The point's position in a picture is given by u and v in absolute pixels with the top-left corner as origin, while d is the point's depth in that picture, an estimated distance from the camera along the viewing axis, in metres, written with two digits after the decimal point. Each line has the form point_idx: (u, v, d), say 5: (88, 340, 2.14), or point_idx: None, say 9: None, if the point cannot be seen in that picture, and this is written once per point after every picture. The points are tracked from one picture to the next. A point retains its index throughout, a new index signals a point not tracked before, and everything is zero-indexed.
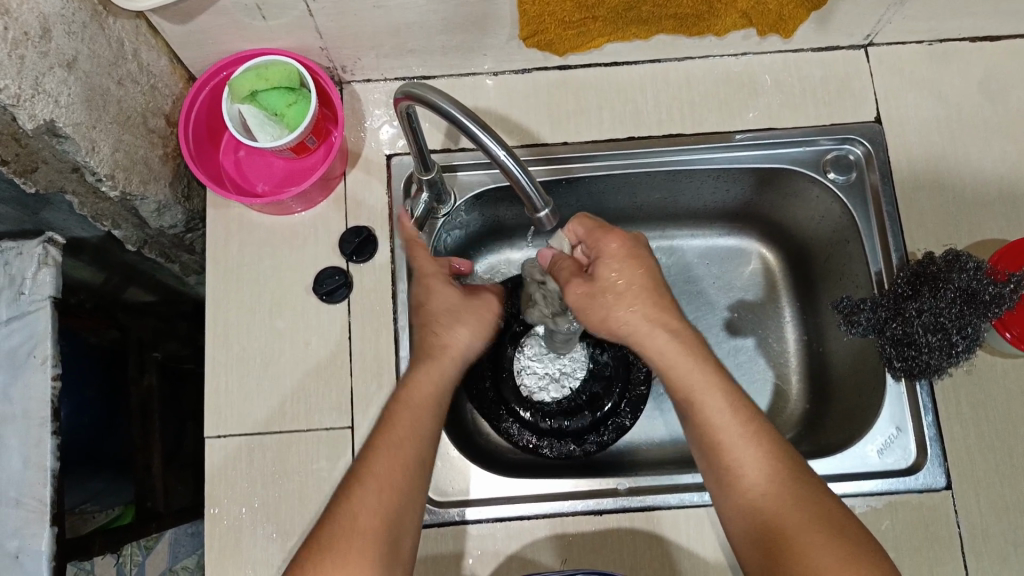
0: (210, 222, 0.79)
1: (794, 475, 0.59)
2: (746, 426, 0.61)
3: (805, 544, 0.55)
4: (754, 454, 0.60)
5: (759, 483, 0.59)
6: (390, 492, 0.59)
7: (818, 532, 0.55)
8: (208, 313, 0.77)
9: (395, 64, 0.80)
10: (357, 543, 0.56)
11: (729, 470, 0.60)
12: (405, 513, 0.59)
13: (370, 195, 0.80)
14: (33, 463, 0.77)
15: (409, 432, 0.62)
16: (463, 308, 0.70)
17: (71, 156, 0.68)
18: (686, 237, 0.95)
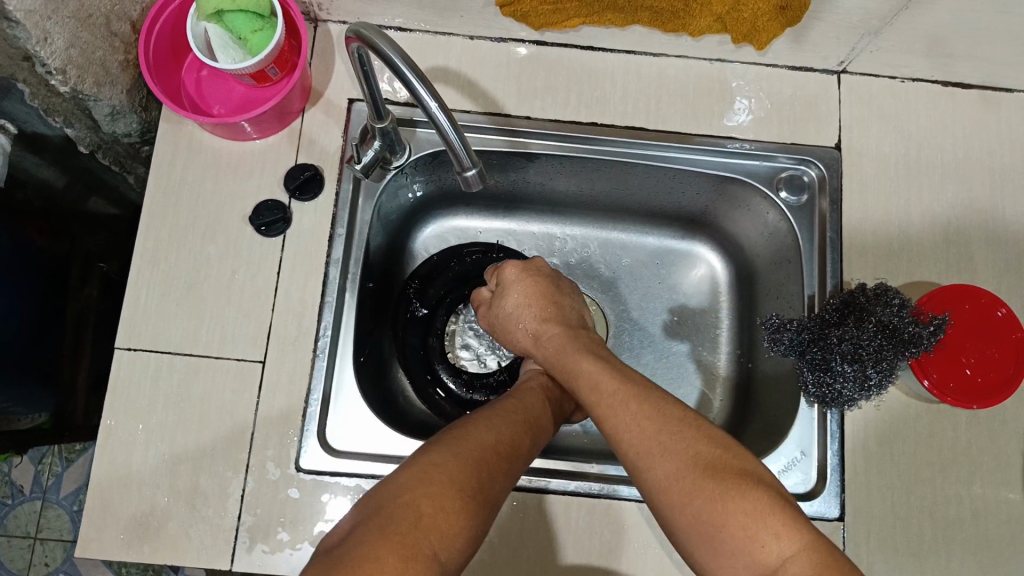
0: (160, 136, 0.78)
1: (640, 393, 0.59)
2: (635, 402, 0.59)
3: (652, 452, 0.55)
4: (612, 385, 0.61)
5: (647, 455, 0.55)
6: (477, 460, 0.54)
7: (654, 426, 0.56)
8: (142, 225, 0.76)
9: (369, 10, 0.79)
10: (442, 491, 0.50)
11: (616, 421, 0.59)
12: (494, 483, 0.54)
13: (324, 136, 0.80)
14: None
15: (500, 429, 0.60)
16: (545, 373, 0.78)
17: (22, 43, 0.67)
18: (639, 234, 0.95)
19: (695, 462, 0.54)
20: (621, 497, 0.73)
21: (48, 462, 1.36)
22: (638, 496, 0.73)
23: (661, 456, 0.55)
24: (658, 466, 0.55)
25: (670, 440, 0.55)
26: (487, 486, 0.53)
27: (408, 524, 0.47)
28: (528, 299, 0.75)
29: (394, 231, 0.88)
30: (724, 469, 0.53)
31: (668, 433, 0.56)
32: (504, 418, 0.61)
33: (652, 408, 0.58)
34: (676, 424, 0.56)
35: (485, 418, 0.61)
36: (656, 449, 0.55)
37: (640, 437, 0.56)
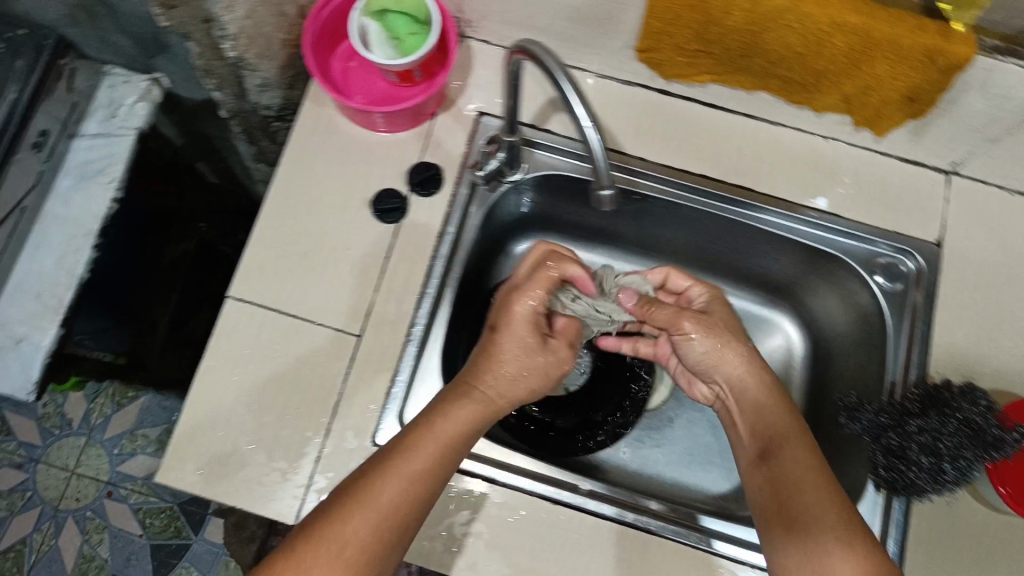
0: (302, 113, 0.84)
1: (800, 428, 0.66)
2: (804, 452, 0.64)
3: (796, 479, 0.62)
4: (781, 412, 0.68)
5: (798, 495, 0.61)
6: (435, 464, 0.60)
7: (809, 461, 0.63)
8: (272, 190, 0.81)
9: (516, 34, 0.84)
10: (392, 497, 0.56)
11: (776, 462, 0.65)
12: (435, 484, 0.60)
13: (451, 141, 0.84)
14: (66, 267, 0.84)
15: (460, 425, 0.62)
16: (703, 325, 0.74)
17: (209, 6, 0.72)
18: (723, 292, 0.97)
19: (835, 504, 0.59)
20: (713, 550, 0.74)
21: (101, 403, 1.41)
22: (692, 542, 0.73)
23: (803, 486, 0.61)
24: (792, 486, 0.62)
25: (818, 474, 0.62)
26: (431, 489, 0.59)
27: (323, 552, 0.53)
28: (716, 302, 0.78)
29: (494, 242, 0.92)
30: (854, 514, 0.59)
31: (815, 468, 0.62)
32: (445, 424, 0.62)
33: (816, 462, 0.63)
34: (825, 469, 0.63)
35: (442, 404, 0.64)
36: (805, 483, 0.61)
37: (804, 461, 0.63)
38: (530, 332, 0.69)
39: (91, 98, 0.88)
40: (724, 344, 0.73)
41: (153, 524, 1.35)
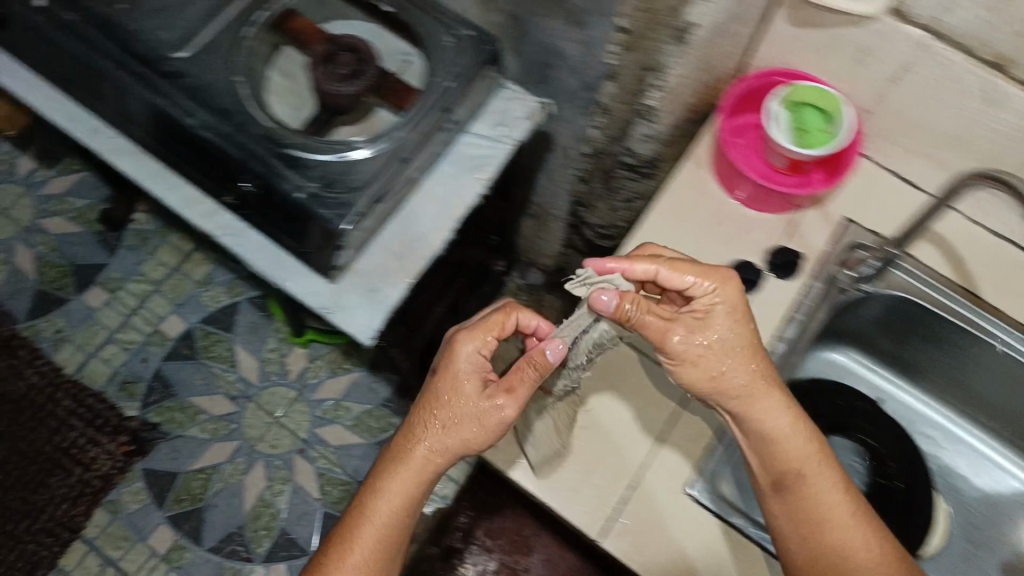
0: (681, 170, 0.90)
1: (773, 442, 0.72)
2: (840, 484, 0.72)
3: (822, 515, 0.70)
4: (735, 378, 0.73)
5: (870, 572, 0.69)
6: (416, 492, 0.74)
7: (829, 483, 0.72)
8: (638, 230, 0.87)
9: (906, 155, 0.90)
10: (387, 522, 0.73)
11: (801, 500, 0.71)
12: (408, 516, 0.75)
13: (814, 234, 0.88)
14: (428, 240, 0.91)
15: (425, 434, 0.74)
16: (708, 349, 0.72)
17: (664, 55, 0.79)
18: (1008, 470, 0.97)
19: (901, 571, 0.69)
20: None
21: (318, 365, 1.48)
22: None
23: (833, 523, 0.70)
24: (820, 534, 0.71)
25: (845, 504, 0.71)
26: (398, 527, 0.74)
27: (381, 532, 0.73)
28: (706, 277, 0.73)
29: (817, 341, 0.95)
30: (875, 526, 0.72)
31: (844, 495, 0.71)
32: (443, 437, 0.74)
33: (824, 470, 0.72)
34: (829, 458, 0.73)
35: (412, 423, 0.76)
36: (874, 560, 0.69)
37: (863, 526, 0.70)
38: (492, 333, 0.77)
39: (486, 104, 0.97)
40: (731, 352, 0.73)
41: (331, 493, 1.39)
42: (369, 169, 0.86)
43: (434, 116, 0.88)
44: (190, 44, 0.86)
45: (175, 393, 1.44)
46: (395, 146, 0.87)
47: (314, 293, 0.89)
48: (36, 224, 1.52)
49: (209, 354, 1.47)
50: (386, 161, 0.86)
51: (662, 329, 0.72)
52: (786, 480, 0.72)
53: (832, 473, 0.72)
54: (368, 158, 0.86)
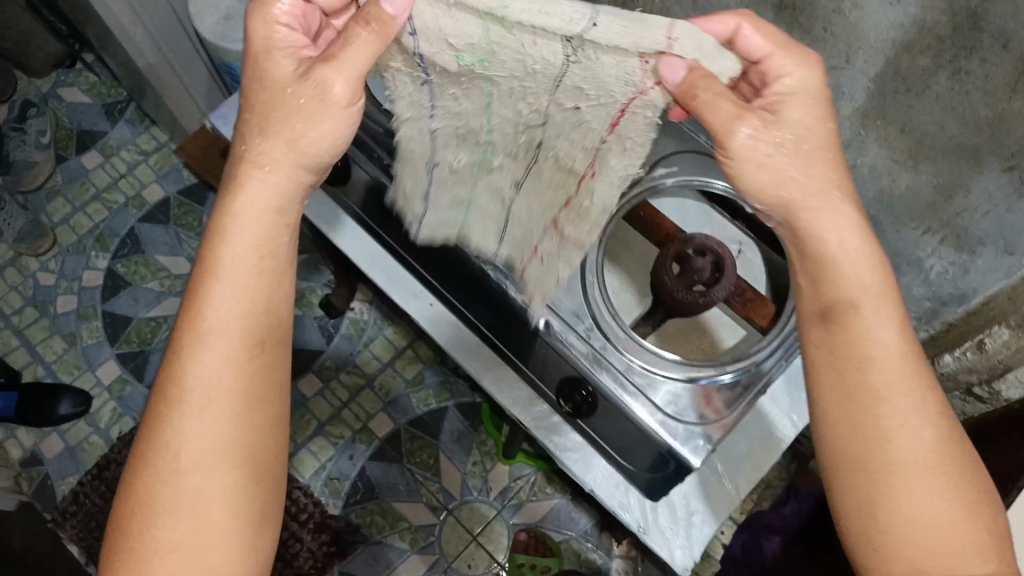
0: None
1: (862, 262, 0.60)
2: (910, 365, 0.58)
3: (861, 333, 0.59)
4: (858, 270, 0.60)
5: (906, 377, 0.58)
6: (253, 336, 0.59)
7: (932, 442, 0.56)
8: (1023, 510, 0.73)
9: None
10: (193, 375, 0.57)
11: (852, 306, 0.59)
12: (277, 322, 0.61)
13: None
14: (755, 460, 0.83)
15: (256, 217, 0.61)
16: (789, 171, 0.61)
17: None
18: None
19: (949, 448, 0.57)
20: None
21: (520, 487, 1.43)
22: None
23: (878, 361, 0.58)
24: (896, 471, 0.56)
25: (946, 453, 0.56)
26: (262, 345, 0.59)
27: (243, 428, 0.57)
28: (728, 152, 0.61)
29: None
30: (960, 459, 0.57)
31: (934, 446, 0.56)
32: (274, 142, 0.62)
33: (913, 333, 0.59)
34: (920, 372, 0.58)
35: (224, 228, 0.60)
36: (875, 300, 0.59)
37: (904, 333, 0.59)
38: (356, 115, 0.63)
39: None
40: (830, 188, 0.61)
41: None
42: (725, 399, 0.78)
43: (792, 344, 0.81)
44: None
45: (378, 496, 1.42)
46: (750, 374, 0.80)
47: (628, 508, 0.83)
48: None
49: (414, 459, 1.45)
50: (740, 391, 0.79)
51: (732, 119, 0.60)
52: (845, 354, 0.59)
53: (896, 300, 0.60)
54: (722, 386, 0.78)
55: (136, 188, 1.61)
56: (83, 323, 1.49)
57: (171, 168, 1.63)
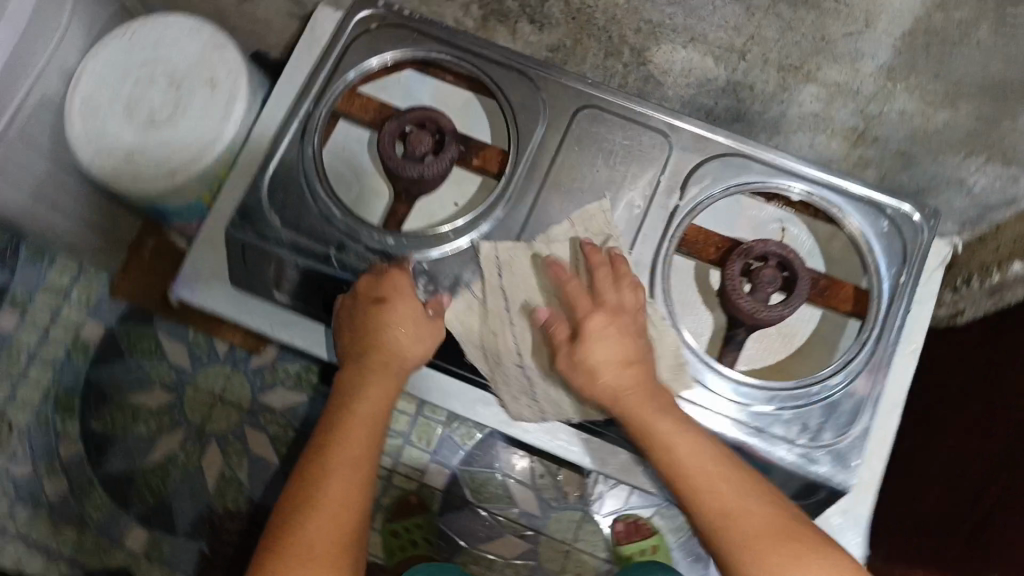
0: None
1: (660, 399, 0.70)
2: (748, 488, 0.67)
3: (649, 428, 0.69)
4: (685, 450, 0.67)
5: (706, 464, 0.67)
6: (348, 507, 0.67)
7: (761, 505, 0.65)
8: None
9: None
10: (303, 543, 0.64)
11: (667, 449, 0.68)
12: (355, 503, 0.67)
13: None
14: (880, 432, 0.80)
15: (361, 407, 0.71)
16: (613, 357, 0.71)
17: None
18: None
19: (817, 560, 0.63)
20: None
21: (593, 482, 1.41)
22: None
23: (673, 440, 0.68)
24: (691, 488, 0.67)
25: (749, 522, 0.65)
26: (357, 532, 0.67)
27: None
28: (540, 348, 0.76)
29: None
30: (799, 555, 0.63)
31: (766, 508, 0.65)
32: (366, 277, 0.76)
33: (688, 432, 0.69)
34: (741, 468, 0.68)
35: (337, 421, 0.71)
36: (677, 447, 0.68)
37: (702, 459, 0.67)
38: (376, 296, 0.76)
39: None
40: (654, 411, 0.69)
41: None
42: (849, 409, 0.75)
43: (893, 324, 0.77)
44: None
45: (461, 547, 1.38)
46: (864, 371, 0.76)
47: None
48: (257, 404, 1.40)
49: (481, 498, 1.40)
50: (858, 394, 0.75)
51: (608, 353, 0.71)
52: (632, 422, 0.70)
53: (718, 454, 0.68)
54: (840, 397, 0.75)
55: (73, 334, 1.44)
56: (84, 499, 1.36)
57: (98, 298, 1.45)
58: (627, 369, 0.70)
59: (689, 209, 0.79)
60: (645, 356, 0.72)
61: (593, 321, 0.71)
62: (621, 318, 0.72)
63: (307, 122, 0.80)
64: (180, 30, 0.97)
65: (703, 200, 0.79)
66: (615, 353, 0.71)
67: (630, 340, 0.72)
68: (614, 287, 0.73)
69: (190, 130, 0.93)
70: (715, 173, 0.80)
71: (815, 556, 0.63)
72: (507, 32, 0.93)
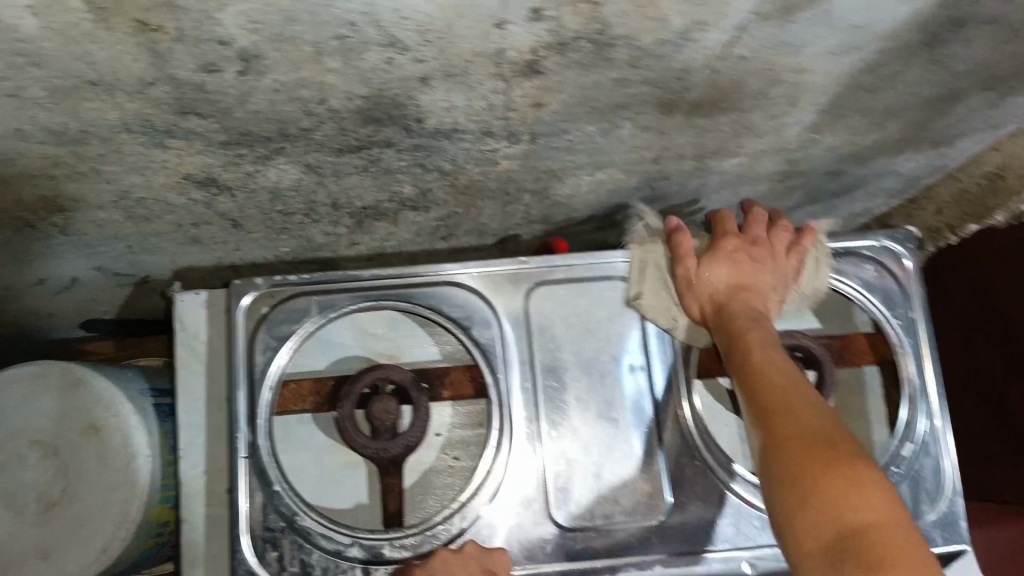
0: None
1: (767, 337, 0.61)
2: (808, 400, 0.53)
3: (764, 359, 0.58)
4: (777, 359, 0.58)
5: (822, 420, 0.51)
6: None
7: (782, 358, 0.59)
8: None
9: None
10: None
11: (756, 367, 0.58)
12: None
13: None
14: None
15: None
16: (739, 263, 0.68)
17: None
18: None
19: (826, 440, 0.49)
20: None
21: None
22: None
23: (786, 381, 0.55)
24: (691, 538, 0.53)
25: (772, 381, 0.56)
26: None
27: None
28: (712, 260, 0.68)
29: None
30: (841, 499, 0.46)
31: (829, 420, 0.51)
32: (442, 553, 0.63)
33: (793, 380, 0.56)
34: (839, 450, 0.49)
35: None
36: (789, 383, 0.55)
37: (814, 407, 0.52)
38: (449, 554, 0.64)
39: None
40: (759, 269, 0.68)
41: None
42: (932, 474, 0.70)
43: (930, 365, 0.73)
44: (664, 483, 0.68)
45: None
46: (928, 427, 0.71)
47: None
48: None
49: None
50: (935, 455, 0.71)
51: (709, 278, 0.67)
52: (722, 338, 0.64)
53: (809, 393, 0.54)
54: (919, 466, 0.70)
55: None
56: None
57: None
58: (738, 293, 0.66)
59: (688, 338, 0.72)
60: (762, 286, 0.68)
61: (725, 244, 0.68)
62: (744, 262, 0.68)
63: (253, 455, 0.66)
64: (22, 388, 0.81)
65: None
66: (733, 268, 0.67)
67: (772, 283, 0.68)
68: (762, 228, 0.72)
69: (102, 496, 0.79)
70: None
71: (854, 462, 0.47)
72: (388, 222, 0.81)
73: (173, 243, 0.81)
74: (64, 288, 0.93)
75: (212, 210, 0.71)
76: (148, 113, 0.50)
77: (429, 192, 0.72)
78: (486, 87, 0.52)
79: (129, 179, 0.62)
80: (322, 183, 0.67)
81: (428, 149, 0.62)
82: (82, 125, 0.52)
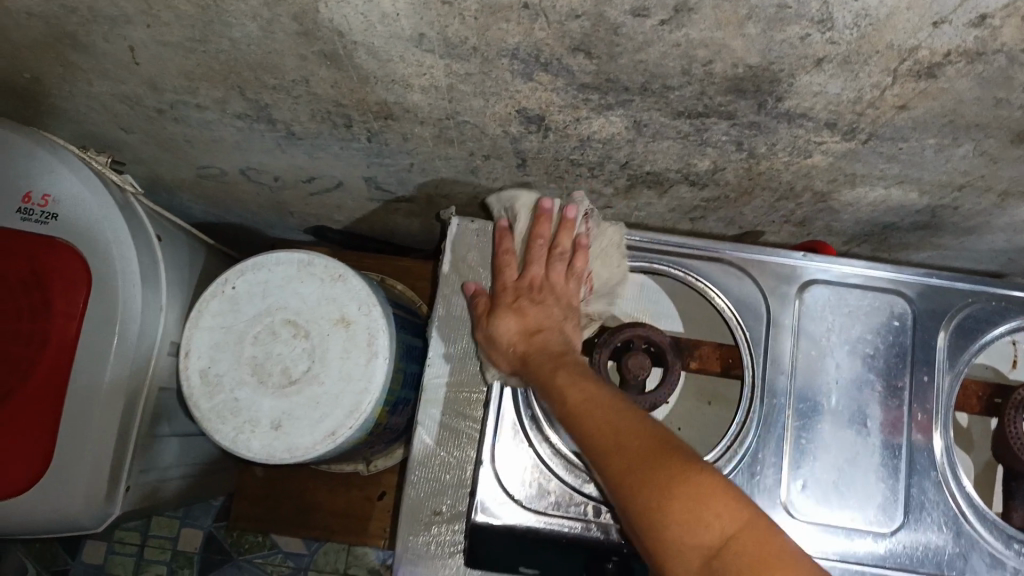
0: None
1: (579, 368, 0.68)
2: (639, 425, 0.60)
3: (587, 395, 0.64)
4: (600, 391, 0.64)
5: (647, 441, 0.58)
6: None
7: (599, 392, 0.64)
8: None
9: None
10: None
11: (571, 413, 0.64)
12: None
13: None
14: None
15: None
16: (532, 296, 0.74)
17: None
18: None
19: (659, 463, 0.56)
20: None
21: None
22: None
23: (615, 414, 0.61)
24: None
25: (589, 410, 0.63)
26: None
27: None
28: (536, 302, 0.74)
29: None
30: (693, 511, 0.52)
31: (679, 444, 0.57)
32: None
33: (613, 411, 0.62)
34: (688, 463, 0.55)
35: None
36: (610, 417, 0.61)
37: (637, 432, 0.59)
38: None
39: None
40: (558, 303, 0.74)
41: None
42: None
43: None
44: (898, 502, 0.70)
45: None
46: None
47: None
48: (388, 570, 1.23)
49: None
50: None
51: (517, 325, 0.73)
52: (535, 374, 0.70)
53: (637, 419, 0.61)
54: None
55: (171, 548, 1.24)
56: None
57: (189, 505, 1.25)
58: (533, 338, 0.72)
59: (956, 371, 0.72)
60: (553, 326, 0.73)
61: (506, 294, 0.74)
62: (526, 306, 0.73)
63: None
64: (287, 270, 0.85)
65: (966, 357, 0.73)
66: (521, 319, 0.73)
67: (552, 308, 0.74)
68: (555, 237, 0.76)
69: (338, 381, 0.82)
70: (967, 325, 0.73)
71: (698, 476, 0.54)
72: (655, 192, 0.82)
73: (450, 170, 0.85)
74: (323, 190, 0.99)
75: (513, 146, 0.75)
76: (547, 43, 0.54)
77: (720, 171, 0.74)
78: (870, 80, 0.54)
79: (470, 102, 0.66)
80: (633, 142, 0.70)
81: (760, 128, 0.63)
82: (479, 43, 0.56)
